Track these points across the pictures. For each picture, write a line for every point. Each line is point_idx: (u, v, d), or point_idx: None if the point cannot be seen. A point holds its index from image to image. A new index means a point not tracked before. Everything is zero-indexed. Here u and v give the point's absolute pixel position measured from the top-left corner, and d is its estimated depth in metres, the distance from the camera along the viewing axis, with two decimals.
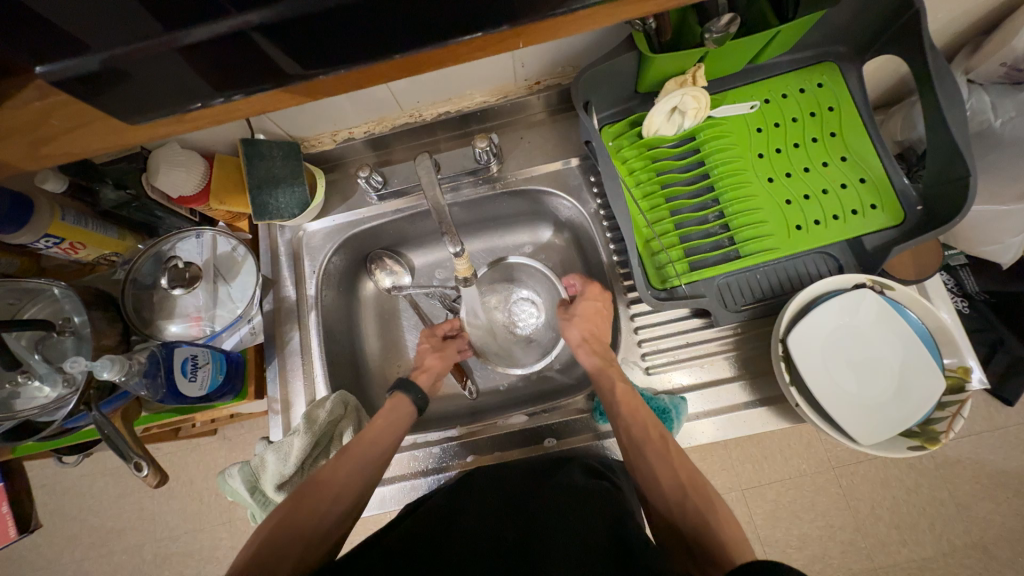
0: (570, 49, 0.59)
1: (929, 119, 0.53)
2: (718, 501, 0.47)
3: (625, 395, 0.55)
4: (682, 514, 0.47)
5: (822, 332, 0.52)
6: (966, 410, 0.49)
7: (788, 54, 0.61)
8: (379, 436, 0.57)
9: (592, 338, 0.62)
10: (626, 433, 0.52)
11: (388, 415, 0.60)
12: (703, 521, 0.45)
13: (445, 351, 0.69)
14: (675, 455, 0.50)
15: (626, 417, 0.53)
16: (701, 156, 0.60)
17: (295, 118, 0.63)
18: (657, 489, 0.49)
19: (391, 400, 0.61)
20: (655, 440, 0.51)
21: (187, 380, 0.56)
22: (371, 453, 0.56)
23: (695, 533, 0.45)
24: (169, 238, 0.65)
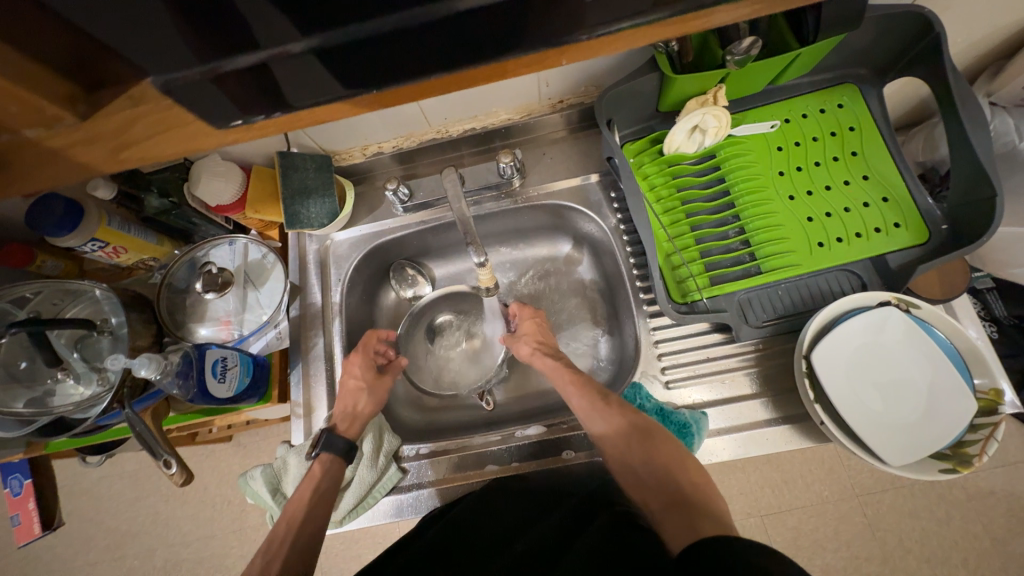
0: (592, 70, 0.61)
1: (953, 141, 0.53)
2: (665, 436, 0.52)
3: (574, 378, 0.60)
4: (636, 460, 0.51)
5: (839, 357, 0.51)
6: (1000, 434, 0.47)
7: (808, 76, 0.62)
8: (308, 483, 0.55)
9: (543, 344, 0.66)
10: (588, 416, 0.57)
11: (307, 477, 0.56)
12: (656, 464, 0.50)
13: (371, 383, 0.64)
14: (615, 407, 0.55)
15: (577, 395, 0.58)
16: (721, 173, 0.61)
17: (330, 132, 0.66)
18: (636, 477, 0.50)
19: (315, 464, 0.57)
20: (598, 401, 0.56)
21: (217, 381, 0.57)
22: (305, 532, 0.52)
23: (659, 479, 0.49)
24: (204, 245, 0.68)
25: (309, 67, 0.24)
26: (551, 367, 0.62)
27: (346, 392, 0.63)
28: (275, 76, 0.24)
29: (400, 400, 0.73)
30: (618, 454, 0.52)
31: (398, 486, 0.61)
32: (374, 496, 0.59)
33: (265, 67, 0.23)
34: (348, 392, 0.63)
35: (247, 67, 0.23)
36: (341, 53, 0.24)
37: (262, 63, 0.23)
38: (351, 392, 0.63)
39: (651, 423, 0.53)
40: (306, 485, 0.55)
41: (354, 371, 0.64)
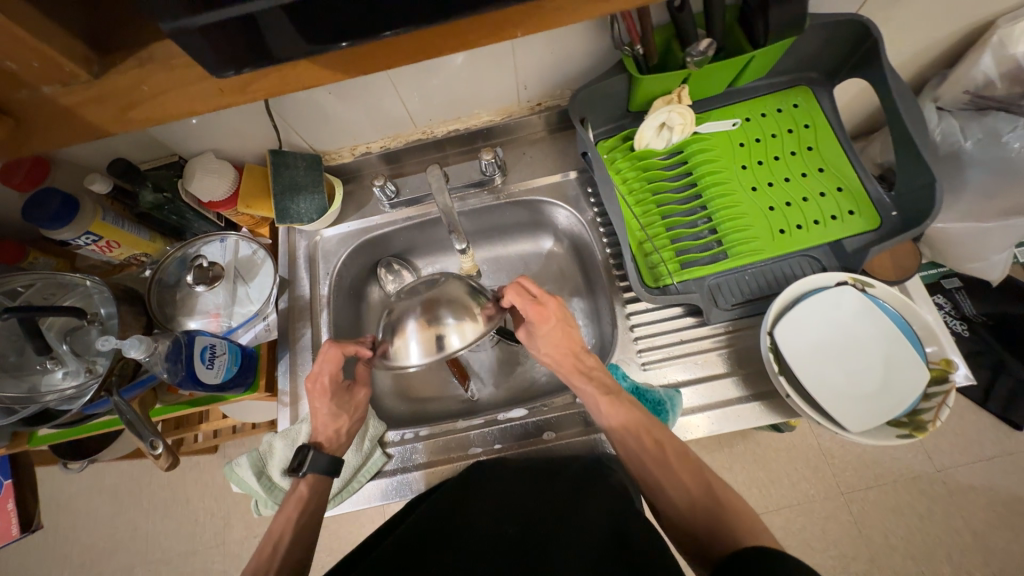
0: (567, 73, 0.66)
1: (896, 132, 0.58)
2: (734, 501, 0.49)
3: (612, 403, 0.56)
4: (699, 523, 0.48)
5: (814, 344, 0.54)
6: (950, 401, 0.50)
7: (765, 79, 0.67)
8: (296, 501, 0.55)
9: (569, 356, 0.61)
10: (621, 442, 0.55)
11: (292, 499, 0.55)
12: (688, 491, 0.50)
13: (343, 403, 0.60)
14: (681, 467, 0.52)
15: (620, 432, 0.55)
16: (689, 168, 0.65)
17: (320, 132, 0.70)
18: (671, 502, 0.51)
19: (301, 487, 0.55)
20: (651, 448, 0.53)
21: (205, 367, 0.58)
22: (290, 558, 0.51)
23: (682, 495, 0.50)
24: (196, 241, 0.70)
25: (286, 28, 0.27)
26: (585, 391, 0.58)
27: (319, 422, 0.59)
28: (249, 34, 0.27)
29: (385, 392, 0.74)
30: (634, 446, 0.54)
31: (382, 471, 0.62)
32: (359, 480, 0.61)
33: (238, 24, 0.26)
34: (322, 421, 0.59)
35: (218, 23, 0.25)
36: (315, 16, 0.27)
37: (234, 19, 0.25)
38: (326, 423, 0.59)
39: (715, 483, 0.51)
40: (290, 503, 0.54)
41: (318, 405, 0.59)
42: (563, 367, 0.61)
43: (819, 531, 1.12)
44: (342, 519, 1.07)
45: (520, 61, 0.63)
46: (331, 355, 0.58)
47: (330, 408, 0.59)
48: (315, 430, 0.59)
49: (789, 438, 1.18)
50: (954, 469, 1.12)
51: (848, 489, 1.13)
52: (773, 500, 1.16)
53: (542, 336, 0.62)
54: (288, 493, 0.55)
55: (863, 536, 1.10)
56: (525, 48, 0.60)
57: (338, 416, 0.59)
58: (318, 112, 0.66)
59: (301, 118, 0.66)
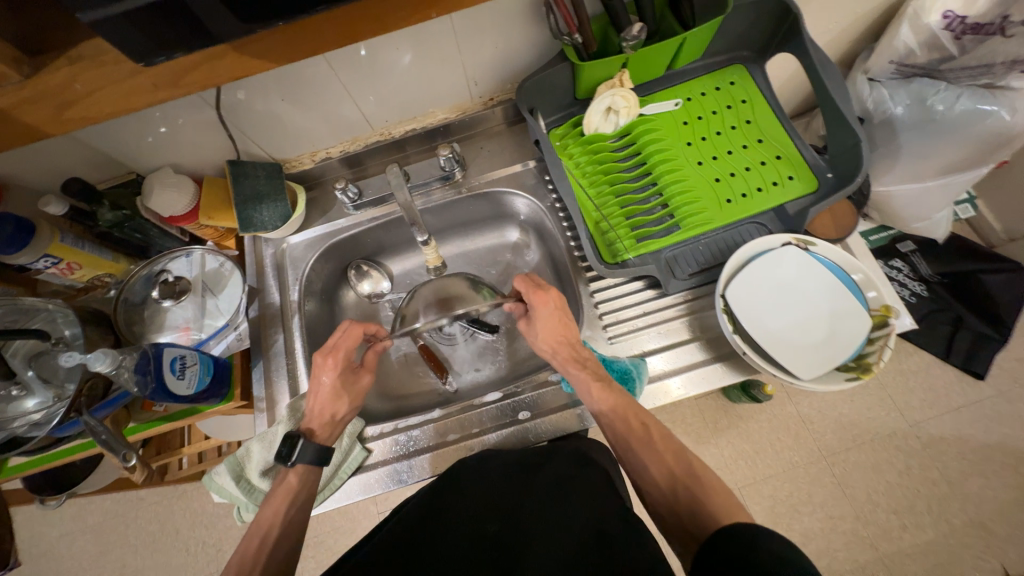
0: (514, 66, 0.69)
1: (822, 99, 0.62)
2: (715, 484, 0.49)
3: (604, 391, 0.56)
4: (681, 508, 0.49)
5: (782, 310, 0.57)
6: (892, 341, 0.53)
7: (701, 60, 0.70)
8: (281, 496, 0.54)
9: (566, 345, 0.60)
10: (610, 426, 0.56)
11: (280, 492, 0.55)
12: (670, 469, 0.52)
13: (347, 384, 0.61)
14: (666, 449, 0.53)
15: (611, 416, 0.56)
16: (638, 149, 0.68)
17: (278, 140, 0.71)
18: (655, 487, 0.51)
19: (290, 478, 0.55)
20: (639, 432, 0.54)
21: (176, 378, 0.58)
22: (277, 554, 0.51)
23: (661, 472, 0.52)
24: (162, 258, 0.70)
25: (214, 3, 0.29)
26: (578, 377, 0.57)
27: (316, 407, 0.59)
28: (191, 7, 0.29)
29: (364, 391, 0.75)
30: (615, 426, 0.56)
31: (364, 465, 0.65)
32: (340, 477, 0.62)
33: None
34: (322, 401, 0.59)
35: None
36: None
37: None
38: (326, 402, 0.59)
39: (697, 466, 0.52)
40: (280, 496, 0.55)
41: (324, 378, 0.59)
42: (558, 354, 0.60)
43: (806, 496, 1.15)
44: (335, 532, 1.05)
45: (468, 58, 0.65)
46: (352, 332, 0.61)
47: (332, 385, 0.59)
48: (310, 415, 0.59)
49: (770, 409, 1.22)
50: (926, 422, 1.17)
51: (830, 453, 1.17)
52: (760, 471, 1.18)
53: (539, 321, 0.62)
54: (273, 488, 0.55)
55: (847, 496, 1.14)
56: (470, 45, 0.63)
57: (338, 397, 0.59)
58: (274, 120, 0.67)
59: (257, 127, 0.67)
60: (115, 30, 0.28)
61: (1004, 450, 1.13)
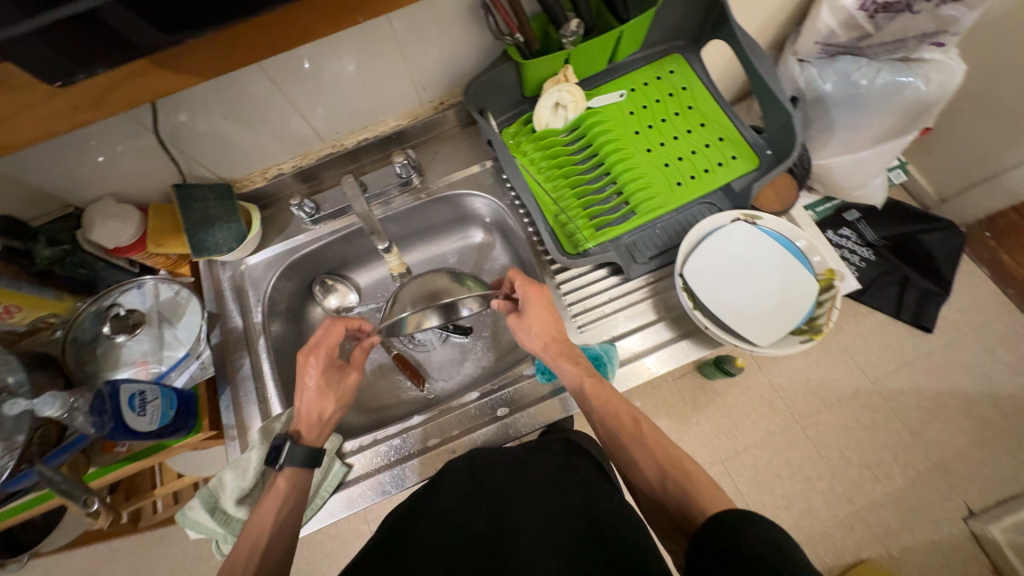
0: (461, 68, 0.70)
1: (754, 81, 0.65)
2: (702, 474, 0.50)
3: (595, 387, 0.57)
4: (667, 496, 0.50)
5: (747, 287, 0.60)
6: (838, 302, 0.58)
7: (641, 51, 0.73)
8: (271, 504, 0.53)
9: (557, 341, 0.61)
10: (601, 422, 0.57)
11: (273, 494, 0.53)
12: (658, 459, 0.53)
13: (333, 383, 0.59)
14: (655, 443, 0.54)
15: (602, 412, 0.57)
16: (589, 141, 0.70)
17: (225, 160, 0.69)
18: (644, 478, 0.53)
19: (280, 481, 0.54)
20: (630, 427, 0.55)
21: (136, 415, 0.55)
22: (273, 554, 0.50)
23: (649, 463, 0.53)
24: (111, 291, 0.67)
25: (129, 14, 0.29)
26: (569, 372, 0.58)
27: (304, 411, 0.57)
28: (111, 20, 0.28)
29: None
30: (604, 421, 0.56)
31: (346, 481, 0.64)
32: (322, 496, 0.62)
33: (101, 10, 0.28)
34: (308, 401, 0.58)
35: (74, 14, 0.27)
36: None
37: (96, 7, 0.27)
38: (313, 402, 0.57)
39: (686, 460, 0.52)
40: (269, 499, 0.53)
41: (310, 377, 0.58)
42: (548, 351, 0.60)
43: (784, 461, 1.20)
44: (326, 558, 1.02)
45: (413, 64, 0.65)
46: (335, 328, 0.59)
47: (318, 382, 0.58)
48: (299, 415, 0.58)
49: (744, 382, 1.26)
50: (885, 378, 1.24)
51: (802, 417, 1.22)
52: (740, 443, 1.22)
53: (531, 316, 0.62)
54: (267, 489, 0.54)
55: (822, 456, 1.19)
56: (414, 50, 0.63)
57: (325, 395, 0.58)
58: (218, 139, 0.65)
59: (202, 147, 0.65)
60: (28, 50, 0.28)
61: (956, 395, 1.21)
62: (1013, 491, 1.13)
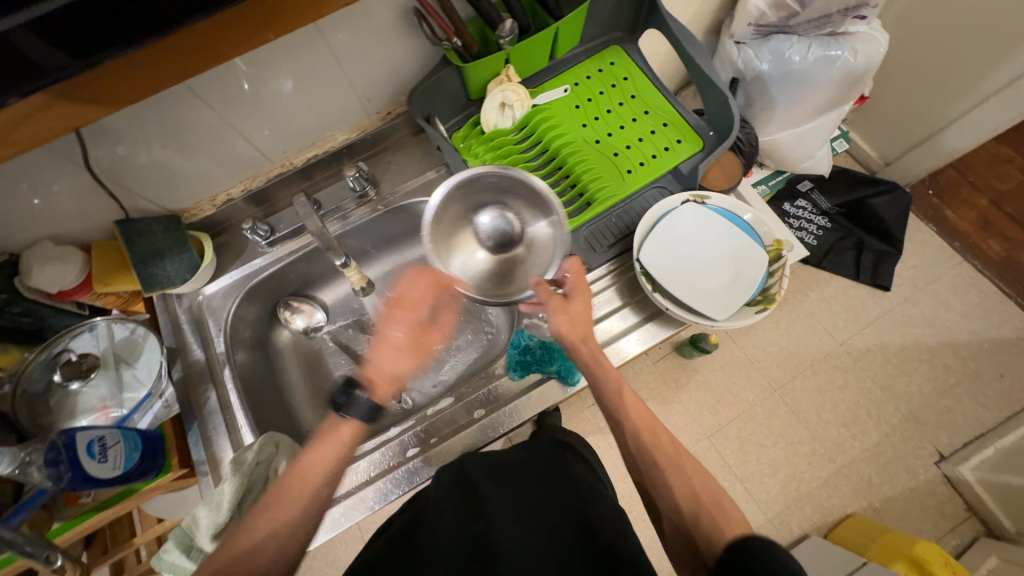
0: (403, 78, 0.70)
1: (689, 67, 0.67)
2: (736, 513, 0.46)
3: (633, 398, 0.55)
4: (686, 520, 0.47)
5: (722, 268, 0.62)
6: (786, 271, 0.62)
7: (580, 46, 0.74)
8: (313, 467, 0.53)
9: (591, 340, 0.60)
10: (634, 431, 0.54)
11: (323, 441, 0.55)
12: (690, 485, 0.49)
13: (414, 340, 0.67)
14: (693, 470, 0.50)
15: (637, 425, 0.54)
16: (538, 137, 0.71)
17: (169, 190, 0.67)
18: (671, 503, 0.48)
19: (344, 429, 0.56)
20: (666, 446, 0.52)
21: (96, 462, 0.53)
22: (317, 494, 0.52)
23: (679, 485, 0.49)
24: (61, 337, 0.64)
25: (37, 41, 0.29)
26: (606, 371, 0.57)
27: (376, 369, 0.63)
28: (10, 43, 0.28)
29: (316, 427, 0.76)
30: (636, 432, 0.54)
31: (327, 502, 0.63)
32: None
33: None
34: (386, 356, 0.65)
35: None
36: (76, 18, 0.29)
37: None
38: (391, 356, 0.65)
39: (720, 493, 0.48)
40: (330, 442, 0.55)
41: (394, 330, 0.66)
42: (587, 350, 0.59)
43: (767, 430, 1.23)
44: None
45: (354, 77, 0.65)
46: (422, 280, 0.69)
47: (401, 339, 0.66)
48: (374, 369, 0.64)
49: (721, 357, 1.29)
50: (852, 338, 1.29)
51: (779, 385, 1.26)
52: (725, 417, 1.25)
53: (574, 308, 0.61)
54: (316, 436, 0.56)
55: (802, 420, 1.24)
56: (352, 63, 0.63)
57: (404, 354, 0.65)
58: (158, 170, 0.63)
59: (142, 179, 0.63)
60: None
61: (917, 347, 1.27)
62: (978, 431, 1.20)
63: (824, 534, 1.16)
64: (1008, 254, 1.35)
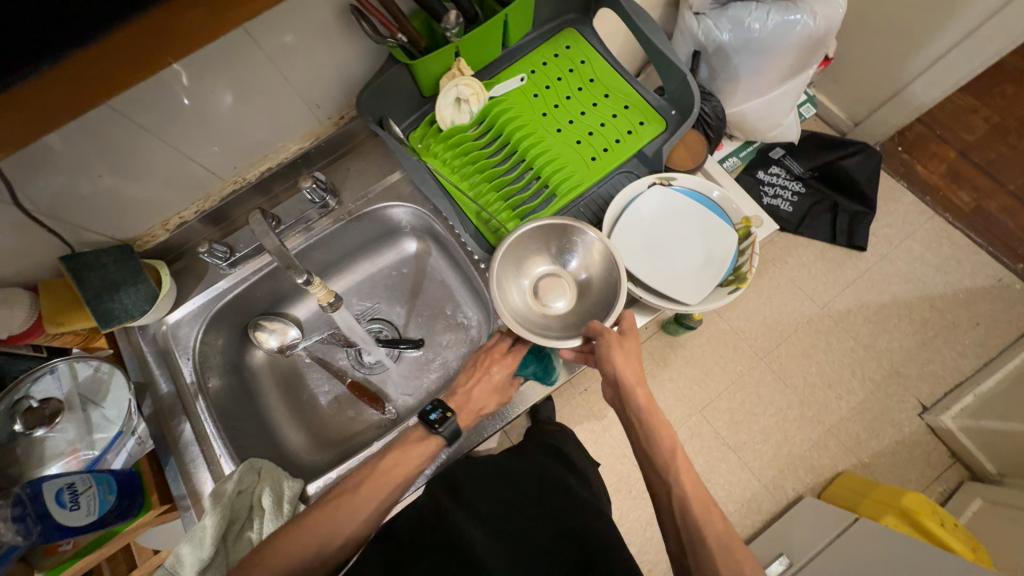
0: (351, 79, 0.67)
1: (645, 46, 0.65)
2: None
3: (687, 462, 0.55)
4: None
5: (688, 255, 0.62)
6: (757, 248, 0.62)
7: (534, 31, 0.71)
8: (399, 466, 0.58)
9: (643, 387, 0.58)
10: (678, 483, 0.54)
11: (415, 441, 0.59)
12: (734, 561, 0.49)
13: (502, 386, 0.63)
14: (740, 550, 0.50)
15: (689, 491, 0.53)
16: (498, 131, 0.68)
17: (116, 219, 0.64)
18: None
19: (433, 442, 0.59)
20: (718, 523, 0.51)
21: (68, 511, 0.51)
22: (365, 510, 0.55)
23: (724, 558, 0.49)
24: (20, 383, 0.59)
25: None
26: (663, 430, 0.56)
27: (467, 399, 0.62)
28: None
29: (301, 447, 0.74)
30: (688, 497, 0.53)
31: None
32: None
33: None
34: (475, 391, 0.63)
35: None
36: None
37: None
38: (485, 394, 0.63)
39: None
40: (414, 454, 0.59)
41: (495, 371, 0.63)
42: (642, 394, 0.57)
43: (756, 398, 1.25)
44: None
45: (298, 83, 0.62)
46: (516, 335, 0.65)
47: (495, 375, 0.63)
48: (463, 403, 0.62)
49: (706, 330, 1.30)
50: (832, 301, 1.31)
51: (764, 353, 1.28)
52: (714, 389, 1.26)
53: (623, 357, 0.57)
54: (409, 435, 0.60)
55: (789, 386, 1.26)
56: (294, 69, 0.60)
57: (490, 395, 0.63)
58: (103, 199, 0.60)
59: (85, 211, 0.60)
60: None
61: (896, 304, 1.29)
62: (958, 380, 1.23)
63: (817, 494, 1.19)
64: (977, 204, 1.37)
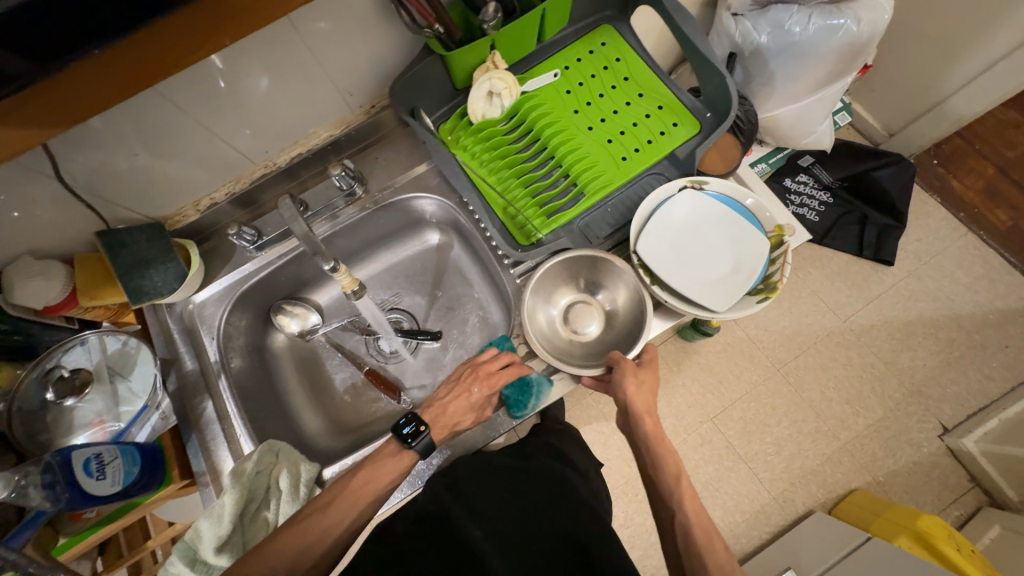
0: (385, 68, 0.66)
1: (684, 45, 0.64)
2: None
3: (692, 491, 0.54)
4: None
5: (717, 263, 0.61)
6: (790, 258, 0.60)
7: (570, 27, 0.70)
8: (370, 482, 0.56)
9: (652, 416, 0.58)
10: (681, 509, 0.53)
11: (388, 455, 0.58)
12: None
13: (484, 402, 0.62)
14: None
15: (692, 516, 0.52)
16: (528, 127, 0.68)
17: (152, 197, 0.65)
18: None
19: (405, 459, 0.58)
20: (720, 551, 0.50)
21: (93, 480, 0.53)
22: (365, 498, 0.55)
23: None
24: (52, 352, 0.61)
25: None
26: (669, 459, 0.56)
27: (443, 412, 0.61)
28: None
29: (316, 431, 0.75)
30: (691, 522, 0.52)
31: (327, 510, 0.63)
32: None
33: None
34: (455, 405, 0.61)
35: None
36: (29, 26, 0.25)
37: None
38: (461, 409, 0.61)
39: None
40: (388, 469, 0.57)
41: (475, 388, 0.61)
42: (650, 423, 0.58)
43: (770, 409, 1.23)
44: None
45: (333, 70, 0.62)
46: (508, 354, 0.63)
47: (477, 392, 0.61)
48: (444, 414, 0.61)
49: (722, 338, 1.28)
50: (854, 315, 1.28)
51: (781, 364, 1.26)
52: (727, 398, 1.25)
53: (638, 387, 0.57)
54: (383, 448, 0.59)
55: (804, 399, 1.23)
56: (330, 56, 0.60)
57: (466, 411, 0.62)
58: (141, 176, 0.61)
59: (123, 187, 0.61)
60: None
61: (921, 321, 1.26)
62: (983, 403, 1.19)
63: (828, 510, 1.16)
64: (1014, 223, 1.32)
